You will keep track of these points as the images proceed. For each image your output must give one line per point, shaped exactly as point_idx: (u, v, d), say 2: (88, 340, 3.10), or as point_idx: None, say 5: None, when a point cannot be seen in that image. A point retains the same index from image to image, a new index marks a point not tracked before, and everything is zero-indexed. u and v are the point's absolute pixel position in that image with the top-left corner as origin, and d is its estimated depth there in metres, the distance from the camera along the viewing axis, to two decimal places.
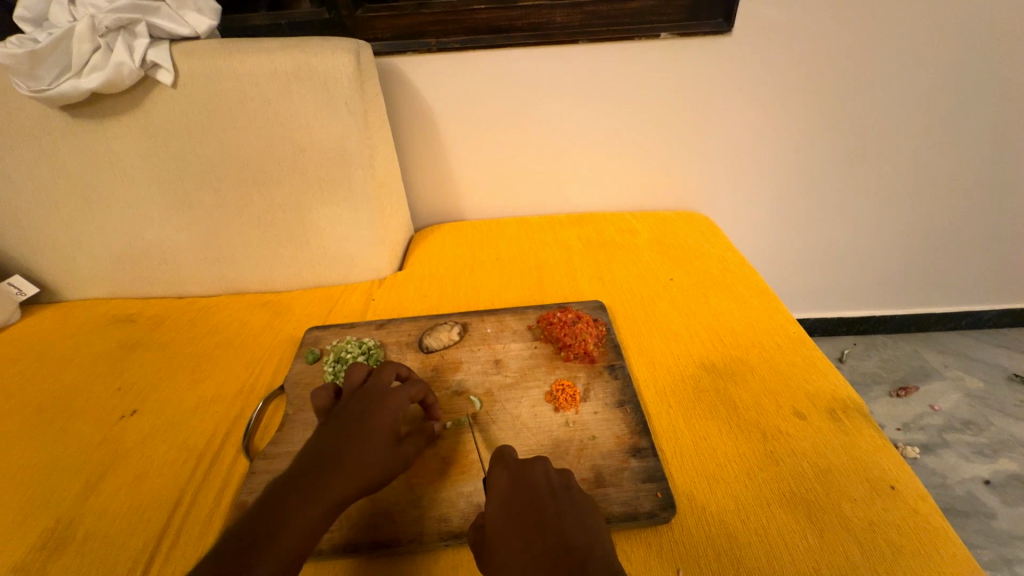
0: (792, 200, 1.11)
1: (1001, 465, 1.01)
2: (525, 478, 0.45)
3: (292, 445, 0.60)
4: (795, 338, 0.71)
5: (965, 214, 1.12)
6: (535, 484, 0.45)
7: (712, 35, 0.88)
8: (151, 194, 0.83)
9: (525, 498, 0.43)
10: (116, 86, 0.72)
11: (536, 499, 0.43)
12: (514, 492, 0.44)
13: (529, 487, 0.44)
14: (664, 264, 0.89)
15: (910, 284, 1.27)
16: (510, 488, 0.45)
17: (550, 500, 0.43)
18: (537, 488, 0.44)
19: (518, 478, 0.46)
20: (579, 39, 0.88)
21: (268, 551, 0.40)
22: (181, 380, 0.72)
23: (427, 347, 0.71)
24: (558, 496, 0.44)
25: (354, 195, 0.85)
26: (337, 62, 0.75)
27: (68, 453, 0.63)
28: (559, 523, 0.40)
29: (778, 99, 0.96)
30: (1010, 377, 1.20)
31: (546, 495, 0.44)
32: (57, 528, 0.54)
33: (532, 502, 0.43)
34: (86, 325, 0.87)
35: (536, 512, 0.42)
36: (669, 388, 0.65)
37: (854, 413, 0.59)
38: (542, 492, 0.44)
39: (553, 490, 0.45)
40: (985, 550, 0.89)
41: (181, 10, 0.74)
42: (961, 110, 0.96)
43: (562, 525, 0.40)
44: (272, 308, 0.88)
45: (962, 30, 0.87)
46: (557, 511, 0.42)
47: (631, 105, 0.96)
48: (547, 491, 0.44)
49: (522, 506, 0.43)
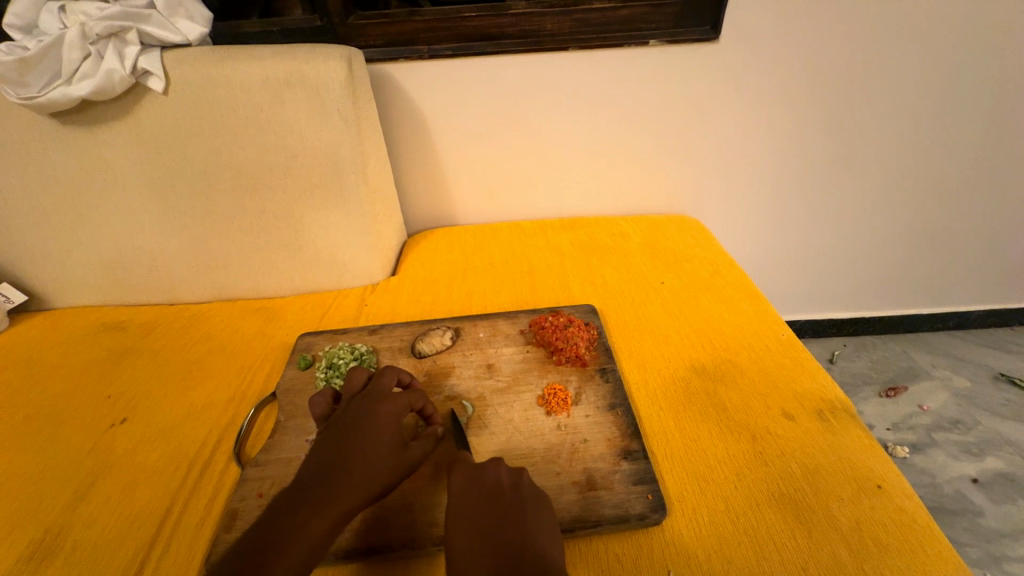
0: (782, 202, 1.12)
1: (988, 463, 1.03)
2: (489, 482, 0.46)
3: (285, 452, 0.60)
4: (785, 340, 0.72)
5: (952, 216, 1.14)
6: (499, 489, 0.46)
7: (700, 43, 0.89)
8: (143, 201, 0.82)
9: (489, 505, 0.44)
10: (107, 94, 0.72)
11: (501, 502, 0.44)
12: (477, 497, 0.45)
13: (491, 492, 0.45)
14: (655, 268, 0.90)
15: (899, 285, 1.29)
16: (476, 492, 0.45)
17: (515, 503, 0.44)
18: (502, 491, 0.45)
19: (479, 484, 0.46)
20: (570, 46, 0.89)
21: (278, 561, 0.40)
22: (172, 388, 0.72)
23: (420, 352, 0.71)
24: (525, 499, 0.45)
25: (347, 201, 0.85)
26: (330, 69, 0.75)
27: (58, 462, 0.62)
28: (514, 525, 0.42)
29: (766, 104, 0.97)
30: (996, 376, 1.22)
31: (513, 498, 0.45)
32: (45, 539, 0.54)
33: (495, 505, 0.44)
34: (75, 333, 0.86)
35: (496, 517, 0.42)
36: (660, 391, 0.65)
37: (840, 414, 0.60)
38: (500, 491, 0.45)
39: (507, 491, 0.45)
40: (973, 548, 0.90)
41: (173, 18, 0.74)
42: (946, 113, 0.98)
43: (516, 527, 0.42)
44: (265, 314, 0.88)
45: (946, 35, 0.89)
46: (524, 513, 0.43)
47: (621, 110, 0.97)
48: (506, 489, 0.45)
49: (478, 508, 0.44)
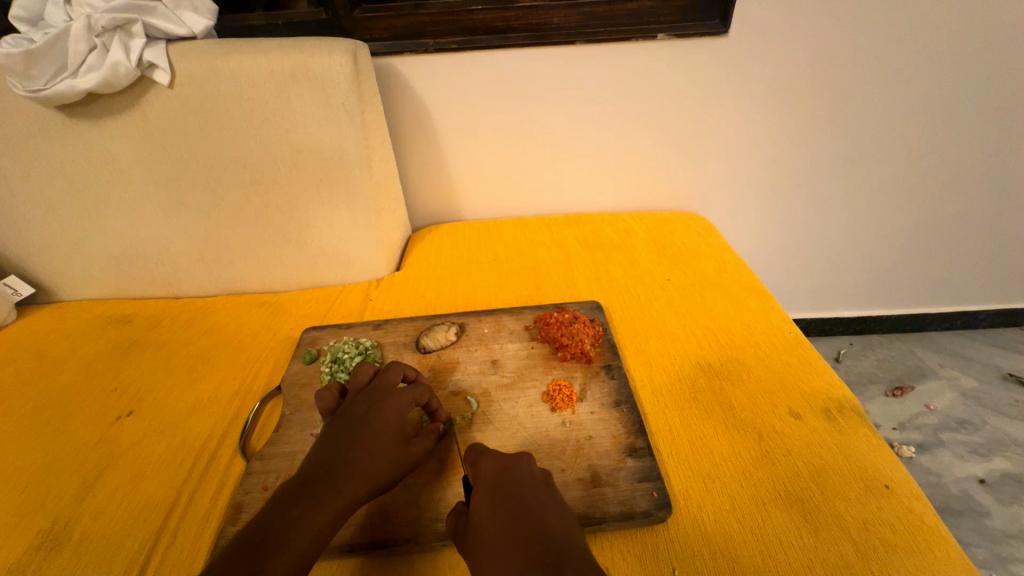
0: (789, 199, 1.11)
1: (995, 464, 1.02)
2: (507, 472, 0.46)
3: (290, 445, 0.60)
4: (792, 339, 0.71)
5: (961, 215, 1.13)
6: (510, 479, 0.45)
7: (709, 37, 0.88)
8: (148, 195, 0.83)
9: (508, 492, 0.44)
10: (112, 86, 0.72)
11: (515, 492, 0.44)
12: (500, 489, 0.45)
13: (505, 478, 0.45)
14: (661, 265, 0.89)
15: (907, 284, 1.27)
16: (489, 482, 0.45)
17: (530, 492, 0.44)
18: (516, 479, 0.45)
19: (504, 476, 0.46)
20: (576, 39, 0.88)
21: (282, 553, 0.40)
22: (177, 380, 0.72)
23: (424, 348, 0.71)
24: (539, 491, 0.45)
25: (352, 196, 0.85)
26: (335, 62, 0.75)
27: (65, 453, 0.63)
28: (533, 516, 0.41)
29: (774, 99, 0.96)
30: (1005, 376, 1.21)
31: (526, 490, 0.44)
32: (52, 530, 0.54)
33: (518, 498, 0.43)
34: (82, 325, 0.87)
35: (519, 508, 0.42)
36: (665, 388, 0.65)
37: (848, 413, 0.59)
38: (522, 485, 0.45)
39: (525, 485, 0.45)
40: (979, 549, 0.90)
41: (178, 10, 0.74)
42: (957, 111, 0.97)
43: (536, 518, 0.41)
44: (270, 308, 0.88)
45: (958, 30, 0.87)
46: (539, 502, 0.43)
47: (628, 105, 0.96)
48: (528, 484, 0.45)
49: (501, 498, 0.43)
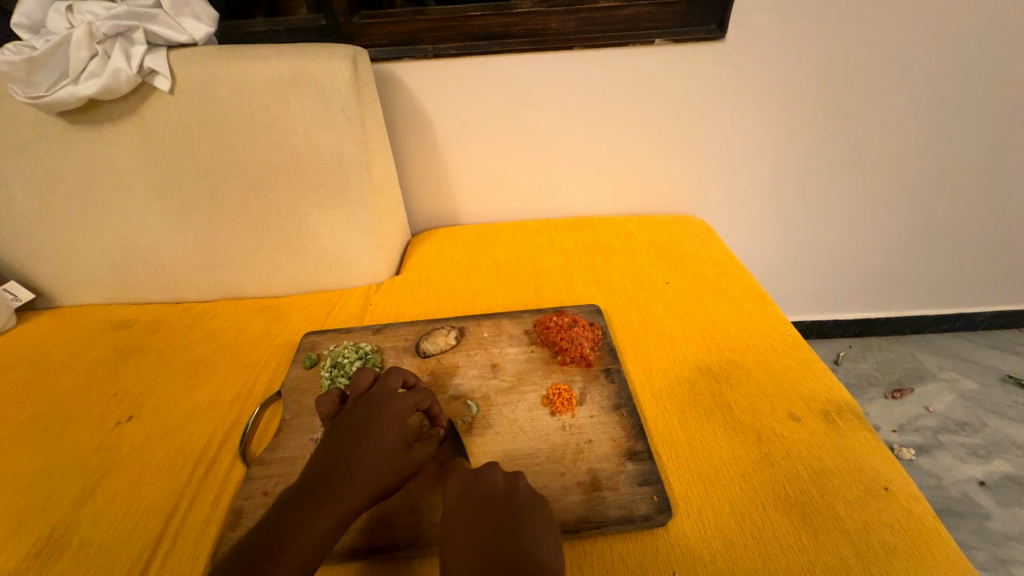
0: (787, 201, 1.11)
1: (995, 465, 1.02)
2: (481, 483, 0.47)
3: (290, 450, 0.60)
4: (790, 342, 0.71)
5: (959, 217, 1.13)
6: (494, 490, 0.46)
7: (706, 42, 0.89)
8: (148, 201, 0.83)
9: (485, 506, 0.45)
10: (114, 93, 0.72)
11: (493, 506, 0.44)
12: (475, 503, 0.45)
13: (482, 493, 0.46)
14: (660, 268, 0.90)
15: (906, 286, 1.28)
16: (462, 497, 0.46)
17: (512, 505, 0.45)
18: (495, 492, 0.46)
19: (478, 488, 0.46)
20: (575, 45, 0.88)
21: (284, 557, 0.41)
22: (177, 386, 0.72)
23: (424, 352, 0.71)
24: (520, 501, 0.45)
25: (351, 201, 0.85)
26: (335, 68, 0.75)
27: (65, 459, 0.63)
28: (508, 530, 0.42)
29: (772, 103, 0.96)
30: (1004, 378, 1.21)
31: (507, 501, 0.45)
32: (52, 536, 0.54)
33: (495, 510, 0.44)
34: (82, 330, 0.87)
35: (496, 519, 0.43)
36: (665, 391, 0.65)
37: (847, 416, 0.60)
38: (499, 496, 0.46)
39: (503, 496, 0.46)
40: (980, 551, 0.90)
41: (179, 17, 0.74)
42: (954, 113, 0.98)
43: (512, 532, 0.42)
44: (270, 313, 0.88)
45: (956, 33, 0.88)
46: (521, 514, 0.44)
47: (626, 109, 0.97)
48: (503, 495, 0.46)
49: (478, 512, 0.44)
